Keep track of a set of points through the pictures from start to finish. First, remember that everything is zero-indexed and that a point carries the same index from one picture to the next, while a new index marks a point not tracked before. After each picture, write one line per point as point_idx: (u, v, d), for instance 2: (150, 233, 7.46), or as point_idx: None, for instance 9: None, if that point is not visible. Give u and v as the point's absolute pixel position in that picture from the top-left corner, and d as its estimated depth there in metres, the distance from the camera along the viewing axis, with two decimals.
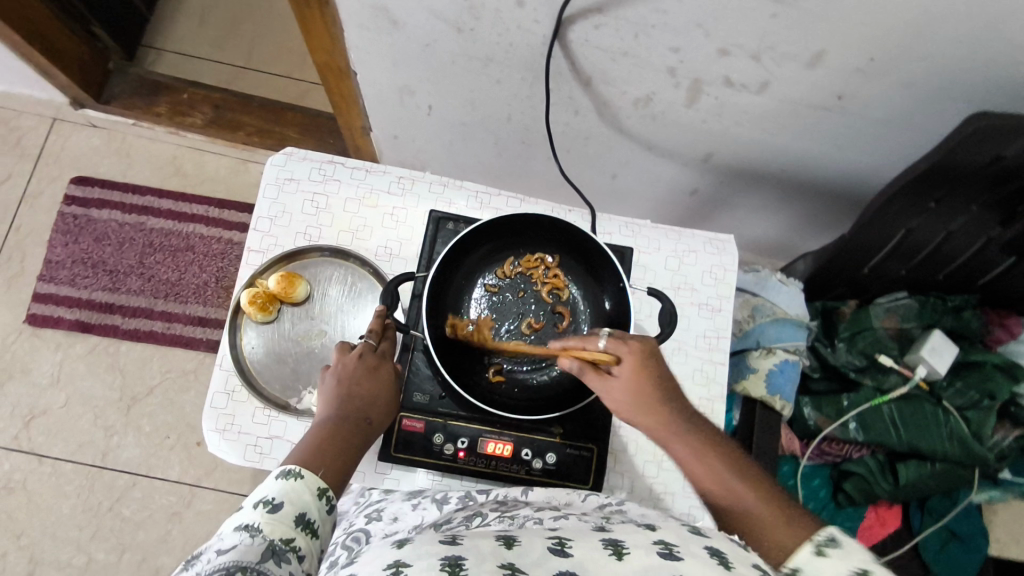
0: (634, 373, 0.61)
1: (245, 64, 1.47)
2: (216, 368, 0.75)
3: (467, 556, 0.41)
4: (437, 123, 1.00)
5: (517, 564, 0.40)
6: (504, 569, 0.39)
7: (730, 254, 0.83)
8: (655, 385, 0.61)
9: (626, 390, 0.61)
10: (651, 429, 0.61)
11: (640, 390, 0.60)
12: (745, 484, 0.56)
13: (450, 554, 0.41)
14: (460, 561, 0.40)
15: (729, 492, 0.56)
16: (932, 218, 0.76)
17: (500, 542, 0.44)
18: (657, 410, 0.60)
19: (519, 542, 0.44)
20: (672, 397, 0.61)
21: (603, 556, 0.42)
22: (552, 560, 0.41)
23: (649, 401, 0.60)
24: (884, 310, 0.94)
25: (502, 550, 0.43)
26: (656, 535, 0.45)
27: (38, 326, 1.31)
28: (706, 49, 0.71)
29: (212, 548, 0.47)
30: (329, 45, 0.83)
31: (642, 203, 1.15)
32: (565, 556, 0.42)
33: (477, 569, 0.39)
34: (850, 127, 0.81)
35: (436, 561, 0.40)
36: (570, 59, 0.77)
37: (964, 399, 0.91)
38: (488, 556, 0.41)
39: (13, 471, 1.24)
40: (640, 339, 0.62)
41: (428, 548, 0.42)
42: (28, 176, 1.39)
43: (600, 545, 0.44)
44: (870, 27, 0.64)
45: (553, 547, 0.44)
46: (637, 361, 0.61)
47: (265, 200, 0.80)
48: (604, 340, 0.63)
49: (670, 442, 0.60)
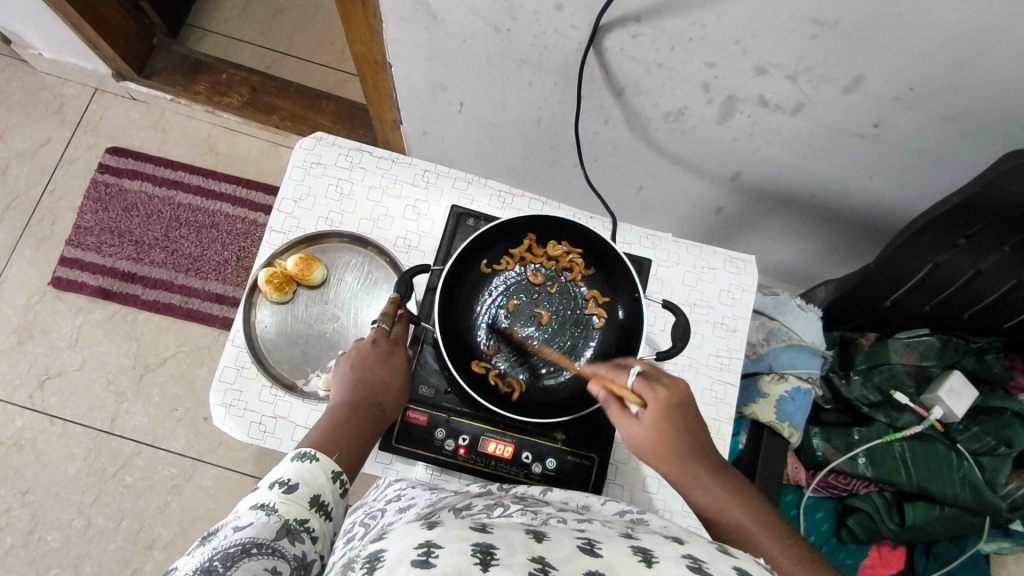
0: (655, 414, 0.59)
1: (286, 51, 1.50)
2: (228, 343, 0.75)
3: (497, 546, 0.40)
4: (466, 121, 1.00)
5: (547, 558, 0.40)
6: (534, 562, 0.39)
7: (749, 274, 0.82)
8: (675, 427, 0.59)
9: (646, 429, 0.59)
10: (670, 476, 0.59)
11: (662, 431, 0.59)
12: (762, 531, 0.53)
13: (481, 541, 0.41)
14: (492, 550, 0.39)
15: (747, 541, 0.53)
16: (963, 254, 0.75)
17: (530, 535, 0.44)
18: (675, 452, 0.58)
19: (548, 537, 0.45)
20: (692, 442, 0.59)
21: (630, 559, 0.41)
22: (582, 560, 0.40)
23: (668, 442, 0.59)
24: (902, 345, 0.91)
25: (532, 543, 0.43)
26: (684, 549, 0.44)
27: (62, 290, 1.33)
28: (742, 67, 0.70)
29: (230, 523, 0.49)
30: (366, 35, 0.84)
31: (665, 218, 1.14)
32: (593, 556, 0.41)
33: (509, 560, 0.38)
34: (882, 157, 0.80)
35: (468, 546, 0.40)
36: (604, 66, 0.77)
37: (979, 444, 0.89)
38: (518, 547, 0.41)
39: (24, 428, 1.26)
40: (670, 378, 0.61)
41: (458, 534, 0.42)
42: (66, 142, 1.42)
43: (629, 550, 0.43)
44: (912, 57, 0.63)
45: (583, 546, 0.43)
46: (659, 402, 0.59)
47: (291, 182, 0.81)
48: (632, 377, 0.62)
49: (687, 488, 0.58)
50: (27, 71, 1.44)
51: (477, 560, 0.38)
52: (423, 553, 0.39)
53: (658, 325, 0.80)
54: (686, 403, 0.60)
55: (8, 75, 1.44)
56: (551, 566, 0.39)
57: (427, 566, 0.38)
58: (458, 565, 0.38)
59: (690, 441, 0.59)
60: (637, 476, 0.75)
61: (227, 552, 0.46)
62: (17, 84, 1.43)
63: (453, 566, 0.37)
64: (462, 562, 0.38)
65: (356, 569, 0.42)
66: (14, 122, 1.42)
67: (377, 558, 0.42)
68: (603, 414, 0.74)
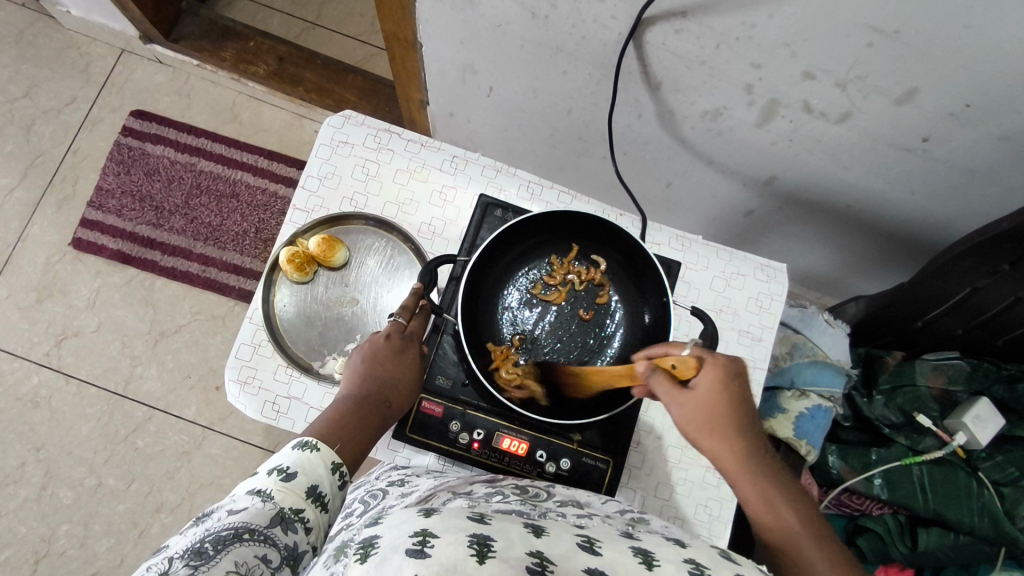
0: (714, 387, 0.56)
1: (315, 20, 1.47)
2: (245, 321, 0.74)
3: (495, 538, 0.40)
4: (495, 106, 0.97)
5: (545, 554, 0.40)
6: (531, 558, 0.39)
7: (779, 283, 0.80)
8: (731, 402, 0.56)
9: (698, 401, 0.56)
10: (718, 457, 0.56)
11: (714, 410, 0.56)
12: (806, 530, 0.50)
13: (478, 531, 0.40)
14: (489, 542, 0.39)
15: (788, 535, 0.50)
16: (1004, 282, 0.72)
17: (528, 528, 0.44)
18: (727, 428, 0.55)
19: (546, 532, 0.44)
20: (743, 425, 0.56)
21: (631, 561, 0.41)
22: (580, 556, 0.41)
23: (724, 420, 0.55)
24: (930, 367, 0.90)
25: (530, 537, 0.42)
26: (686, 553, 0.44)
27: (82, 251, 1.34)
28: (789, 71, 0.67)
29: (225, 506, 0.47)
30: (399, 12, 0.82)
31: (691, 217, 1.11)
32: (593, 553, 0.42)
33: (505, 554, 0.38)
34: (927, 171, 0.77)
35: (464, 536, 0.39)
36: (644, 61, 0.74)
37: (1003, 473, 0.86)
38: (514, 540, 0.41)
39: (40, 385, 1.28)
40: (727, 357, 0.57)
41: (457, 522, 0.41)
42: (91, 102, 1.41)
43: (629, 552, 0.43)
44: (973, 72, 0.60)
45: (582, 543, 0.43)
46: (718, 375, 0.56)
47: (317, 160, 0.79)
48: (688, 348, 0.58)
49: (739, 477, 0.54)
50: (55, 27, 1.43)
51: (473, 553, 0.37)
52: (418, 542, 0.38)
53: (682, 329, 0.78)
54: (744, 382, 0.57)
55: (35, 31, 1.42)
56: (549, 563, 0.39)
57: (422, 557, 0.37)
58: (454, 558, 0.37)
59: (746, 422, 0.56)
60: (650, 482, 0.74)
61: (219, 534, 0.44)
62: (45, 40, 1.42)
63: (449, 557, 0.37)
64: (459, 554, 0.37)
65: (350, 554, 0.41)
66: (40, 79, 1.41)
67: (372, 542, 0.41)
68: (621, 417, 0.73)
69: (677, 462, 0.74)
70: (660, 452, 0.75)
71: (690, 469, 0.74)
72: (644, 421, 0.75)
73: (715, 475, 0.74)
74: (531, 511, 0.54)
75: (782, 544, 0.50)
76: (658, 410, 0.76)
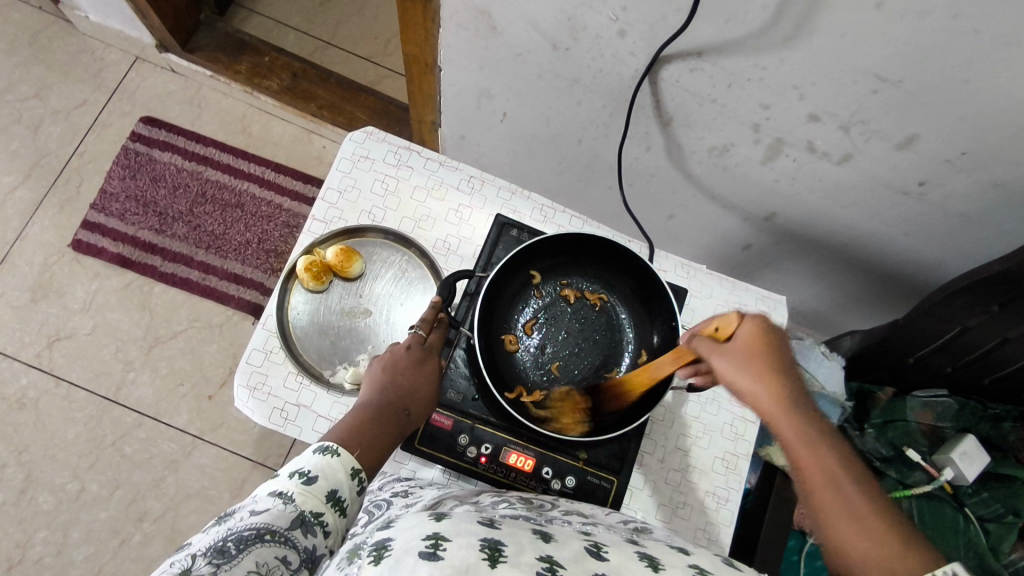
0: (749, 349, 0.52)
1: (329, 40, 1.51)
2: (259, 327, 0.75)
3: (506, 543, 0.41)
4: (508, 131, 1.00)
5: (555, 559, 0.41)
6: (542, 562, 0.40)
7: (780, 314, 0.83)
8: (770, 347, 0.52)
9: (735, 353, 0.53)
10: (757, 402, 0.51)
11: (751, 360, 0.52)
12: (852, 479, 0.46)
13: (489, 536, 0.41)
14: (500, 547, 0.40)
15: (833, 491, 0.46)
16: (992, 321, 0.75)
17: (536, 534, 0.45)
18: (776, 380, 0.50)
19: (556, 539, 0.45)
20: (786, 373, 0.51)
21: (639, 566, 0.43)
22: (590, 561, 0.42)
23: (770, 365, 0.51)
24: (920, 404, 0.92)
25: (540, 543, 0.43)
26: (691, 559, 0.46)
27: (81, 253, 1.33)
28: (797, 112, 0.71)
29: (246, 506, 0.47)
30: (423, 36, 0.85)
31: (691, 248, 1.14)
32: (601, 559, 0.43)
33: (516, 559, 0.39)
34: (922, 215, 0.81)
35: (476, 541, 0.40)
36: (657, 96, 0.78)
37: (988, 510, 0.89)
38: (525, 546, 0.42)
39: (28, 386, 1.26)
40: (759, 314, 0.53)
41: (468, 526, 0.42)
42: (101, 107, 1.42)
43: (635, 556, 0.44)
44: (969, 122, 0.64)
45: (590, 548, 0.44)
46: (760, 327, 0.53)
47: (337, 172, 0.81)
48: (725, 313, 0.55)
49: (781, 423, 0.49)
50: (70, 32, 1.45)
51: (485, 557, 0.38)
52: (431, 545, 0.39)
53: None
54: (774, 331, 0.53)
55: (50, 34, 1.44)
56: (559, 567, 0.40)
57: (435, 559, 0.38)
58: (466, 560, 0.38)
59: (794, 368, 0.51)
60: (651, 504, 0.75)
61: (241, 534, 0.45)
62: (59, 43, 1.44)
63: (462, 560, 0.38)
64: (471, 557, 0.38)
65: (364, 556, 0.42)
66: (51, 81, 1.42)
67: (385, 545, 0.41)
68: (625, 438, 0.74)
69: (677, 485, 0.76)
70: (661, 474, 0.76)
71: (690, 493, 0.76)
72: (647, 443, 0.77)
73: (715, 499, 0.76)
74: (538, 517, 0.56)
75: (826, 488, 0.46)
76: (660, 432, 0.78)
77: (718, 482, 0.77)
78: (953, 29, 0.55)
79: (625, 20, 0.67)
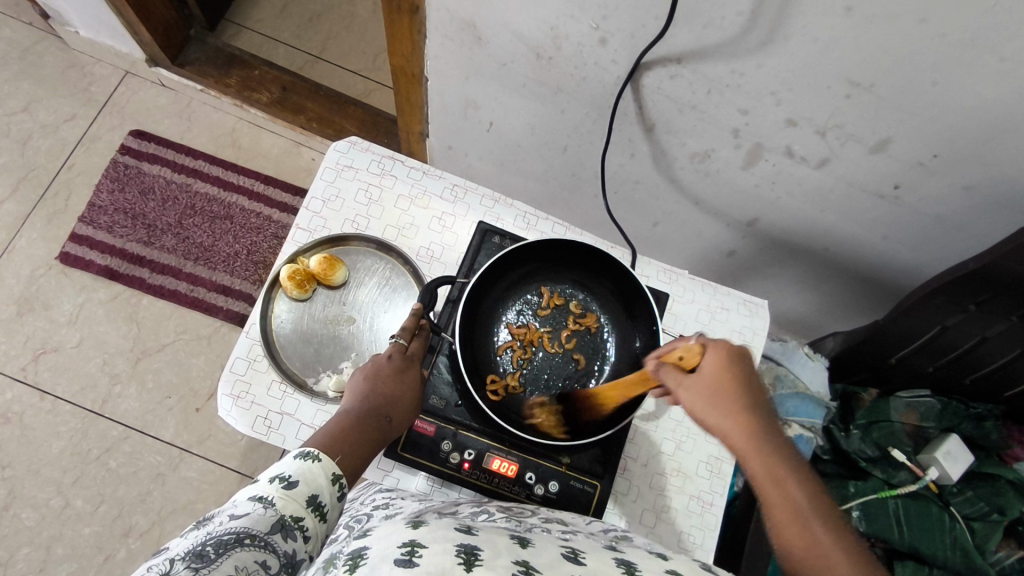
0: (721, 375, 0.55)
1: (319, 54, 1.53)
2: (243, 335, 0.75)
3: (482, 548, 0.41)
4: (493, 140, 1.02)
5: (530, 563, 0.41)
6: (517, 566, 0.40)
7: (761, 317, 0.84)
8: (740, 381, 0.55)
9: (709, 390, 0.55)
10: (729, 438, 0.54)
11: (724, 391, 0.55)
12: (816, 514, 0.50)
13: (466, 542, 0.42)
14: (476, 551, 0.40)
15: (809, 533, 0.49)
16: (970, 320, 0.77)
17: (513, 539, 0.46)
18: (743, 418, 0.54)
19: (532, 544, 0.46)
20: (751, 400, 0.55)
21: (615, 571, 0.43)
22: (566, 566, 0.42)
23: (737, 410, 0.54)
24: (904, 404, 0.94)
25: (517, 547, 0.44)
26: (668, 565, 0.46)
27: (69, 266, 1.33)
28: (774, 117, 0.72)
29: (225, 512, 0.46)
30: (408, 49, 0.86)
31: (676, 254, 1.16)
32: (577, 564, 0.43)
33: (492, 563, 0.39)
34: (898, 217, 0.83)
35: (452, 546, 0.40)
36: (639, 103, 0.79)
37: (973, 508, 0.89)
38: (502, 551, 0.42)
39: (13, 401, 1.25)
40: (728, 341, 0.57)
41: (444, 534, 0.43)
42: (91, 120, 1.43)
43: (612, 562, 0.44)
44: (939, 125, 0.66)
45: (566, 554, 0.45)
46: (725, 365, 0.56)
47: (321, 181, 0.82)
48: (694, 338, 0.58)
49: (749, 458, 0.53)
50: (60, 46, 1.46)
51: (461, 562, 0.38)
52: (407, 552, 0.39)
53: None
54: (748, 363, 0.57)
55: (39, 49, 1.45)
56: (535, 572, 0.40)
57: (410, 566, 0.38)
58: (442, 565, 0.38)
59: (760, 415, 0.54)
60: (635, 509, 0.76)
61: (222, 538, 0.44)
62: (49, 58, 1.45)
63: (437, 565, 0.37)
64: (447, 562, 0.38)
65: (339, 566, 0.42)
66: (41, 95, 1.43)
67: (361, 554, 0.42)
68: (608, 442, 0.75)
69: (663, 489, 0.77)
70: (645, 478, 0.77)
71: (674, 498, 0.76)
72: (630, 446, 0.78)
73: (698, 503, 0.76)
74: (518, 526, 0.56)
75: (792, 526, 0.50)
76: (644, 437, 0.78)
77: (702, 487, 0.77)
78: (920, 34, 0.56)
79: (606, 29, 0.68)
